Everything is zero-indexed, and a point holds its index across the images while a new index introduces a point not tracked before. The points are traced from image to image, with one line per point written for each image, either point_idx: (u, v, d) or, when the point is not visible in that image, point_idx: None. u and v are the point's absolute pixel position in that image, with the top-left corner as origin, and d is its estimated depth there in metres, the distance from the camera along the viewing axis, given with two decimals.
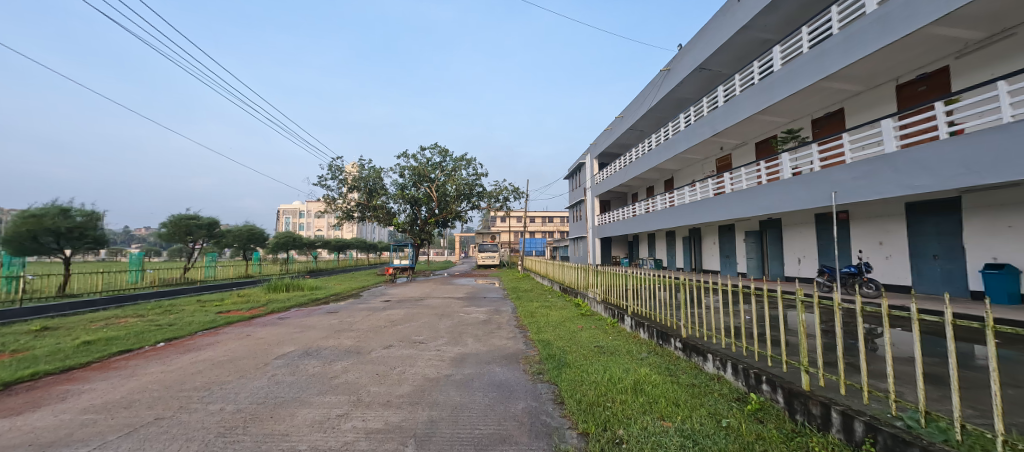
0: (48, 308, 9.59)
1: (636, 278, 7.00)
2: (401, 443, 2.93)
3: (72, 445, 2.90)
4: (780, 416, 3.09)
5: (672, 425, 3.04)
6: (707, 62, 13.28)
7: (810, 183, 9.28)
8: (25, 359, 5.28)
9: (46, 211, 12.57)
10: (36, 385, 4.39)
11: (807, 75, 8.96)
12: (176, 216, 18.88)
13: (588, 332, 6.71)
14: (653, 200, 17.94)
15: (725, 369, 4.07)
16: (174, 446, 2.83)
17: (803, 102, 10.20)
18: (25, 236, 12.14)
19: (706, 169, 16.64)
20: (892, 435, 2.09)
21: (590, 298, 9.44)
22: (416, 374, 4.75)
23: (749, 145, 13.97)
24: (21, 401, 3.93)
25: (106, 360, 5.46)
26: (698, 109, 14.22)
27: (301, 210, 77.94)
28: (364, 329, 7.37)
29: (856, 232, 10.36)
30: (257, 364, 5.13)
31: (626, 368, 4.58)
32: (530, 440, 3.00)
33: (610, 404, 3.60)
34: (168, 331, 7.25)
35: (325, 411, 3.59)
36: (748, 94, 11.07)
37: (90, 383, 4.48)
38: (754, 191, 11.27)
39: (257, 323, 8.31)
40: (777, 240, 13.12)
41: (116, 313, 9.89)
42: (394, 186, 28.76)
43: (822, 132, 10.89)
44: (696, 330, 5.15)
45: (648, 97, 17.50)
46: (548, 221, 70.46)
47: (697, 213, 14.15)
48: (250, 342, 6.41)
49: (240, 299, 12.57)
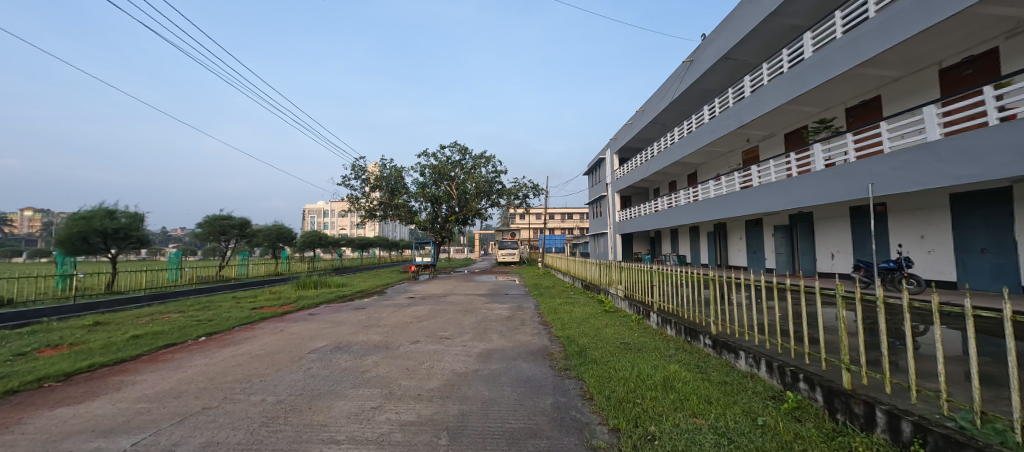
0: (98, 304, 10.18)
1: (662, 275, 6.89)
2: (434, 435, 3.00)
3: (130, 431, 3.09)
4: (818, 415, 3.00)
5: (705, 423, 2.99)
6: (733, 52, 12.86)
7: (843, 174, 8.90)
8: (83, 351, 5.67)
9: (94, 214, 13.30)
10: (93, 376, 4.71)
11: (841, 62, 8.56)
12: (210, 217, 19.70)
13: (612, 329, 6.63)
14: (676, 195, 17.57)
15: (759, 366, 3.99)
16: (223, 435, 2.98)
17: (836, 90, 9.76)
18: (77, 237, 12.88)
19: (731, 163, 16.21)
20: (944, 436, 2.00)
21: (613, 295, 9.35)
22: (445, 369, 4.83)
23: (777, 136, 13.48)
24: (82, 390, 4.23)
25: (154, 353, 5.77)
26: (723, 100, 13.81)
27: (326, 209, 81.09)
28: (390, 326, 7.50)
29: (895, 226, 9.90)
30: (293, 358, 5.30)
31: (655, 365, 4.51)
32: (559, 435, 3.01)
33: (640, 400, 3.57)
34: (208, 326, 7.59)
35: (359, 404, 3.70)
36: (776, 83, 10.67)
37: (142, 374, 4.77)
38: (783, 185, 10.90)
39: (289, 319, 8.59)
40: (808, 235, 12.71)
41: (159, 309, 10.44)
42: (414, 185, 29.25)
43: (856, 121, 10.43)
44: (727, 327, 5.04)
45: (670, 89, 17.13)
46: (568, 217, 70.10)
47: (723, 207, 13.79)
48: (283, 337, 6.64)
49: (272, 295, 13.05)
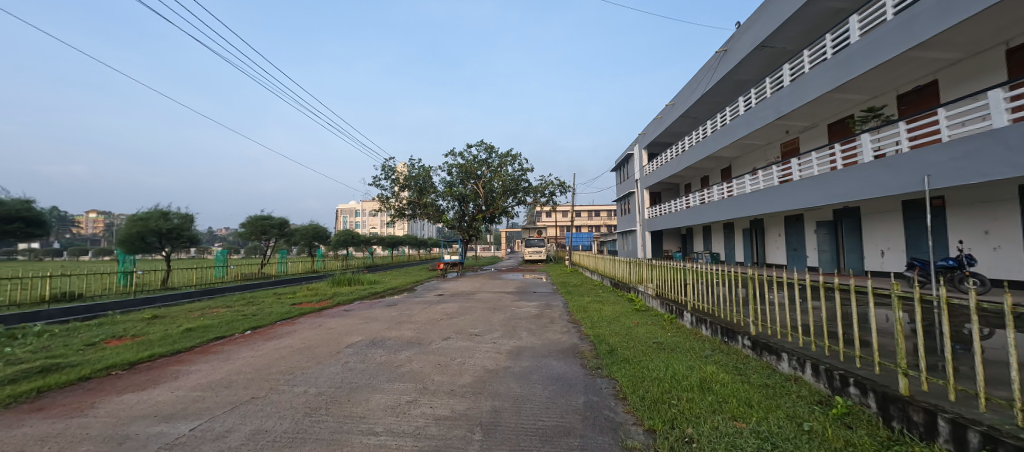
0: (156, 299, 11.02)
1: (696, 273, 6.70)
2: (468, 430, 3.05)
3: (188, 417, 3.34)
4: (871, 422, 2.82)
5: (746, 426, 2.89)
6: (770, 39, 12.25)
7: (894, 166, 8.30)
8: (145, 342, 6.16)
9: (150, 215, 14.38)
10: (154, 365, 5.11)
11: (891, 46, 7.99)
12: (253, 218, 20.85)
13: (644, 328, 6.49)
14: (709, 191, 16.97)
15: (804, 369, 3.80)
16: (271, 423, 3.16)
17: (887, 76, 9.11)
18: (136, 237, 13.96)
19: (769, 156, 15.46)
20: (1016, 447, 1.83)
21: (644, 293, 9.16)
22: (476, 365, 4.90)
23: (820, 127, 12.73)
24: (144, 378, 4.59)
25: (205, 345, 6.18)
26: (760, 90, 13.19)
27: (357, 209, 84.03)
28: (422, 322, 7.70)
29: (956, 221, 9.14)
30: (332, 351, 5.54)
31: (690, 365, 4.39)
32: (593, 434, 2.99)
33: (676, 401, 3.49)
34: (253, 320, 8.06)
35: (395, 397, 3.81)
36: (818, 71, 10.09)
37: (196, 364, 5.12)
38: (826, 178, 10.30)
39: (326, 315, 8.97)
40: (855, 231, 11.97)
41: (209, 304, 11.16)
42: (442, 184, 29.80)
43: (909, 109, 9.70)
44: (768, 328, 4.82)
45: (703, 81, 16.55)
46: (595, 215, 69.42)
47: (760, 202, 13.20)
48: (322, 332, 6.95)
49: (310, 292, 13.67)
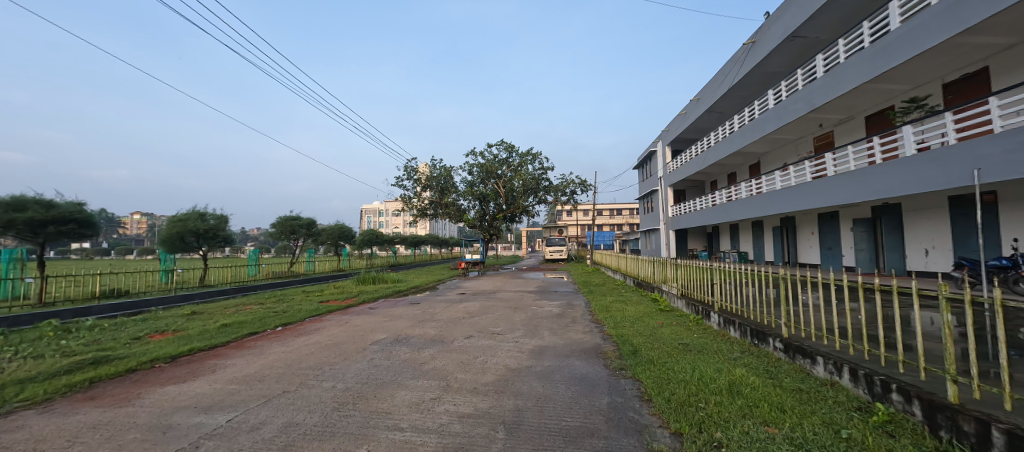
0: (195, 295, 11.65)
1: (723, 273, 6.51)
2: (491, 429, 3.08)
3: (225, 409, 3.52)
4: (916, 431, 2.66)
5: (779, 432, 2.79)
6: (802, 29, 11.72)
7: (939, 159, 7.79)
8: (185, 337, 6.53)
9: (189, 216, 15.19)
10: (193, 359, 5.40)
11: (935, 32, 7.49)
12: (282, 218, 21.68)
13: (669, 329, 6.37)
14: (736, 188, 16.42)
15: (841, 374, 3.63)
16: (301, 416, 3.29)
17: (932, 64, 8.55)
18: (176, 237, 14.78)
19: (802, 151, 14.80)
20: None
21: (669, 294, 8.96)
22: (498, 364, 4.94)
23: (857, 119, 12.08)
24: (184, 371, 4.87)
25: (240, 341, 6.49)
26: (790, 82, 12.65)
27: (381, 210, 86.02)
28: (444, 320, 7.82)
29: (1010, 217, 8.50)
30: (357, 348, 5.70)
31: (718, 368, 4.28)
32: (618, 435, 2.97)
33: (703, 405, 3.41)
34: (283, 317, 8.41)
35: (419, 394, 3.90)
36: (855, 61, 9.59)
37: (231, 358, 5.38)
38: (864, 173, 9.78)
39: (352, 312, 9.25)
40: (897, 229, 11.32)
41: (242, 301, 11.70)
42: (463, 184, 30.11)
43: (957, 98, 9.06)
44: (802, 330, 4.63)
45: (729, 75, 16.03)
46: (616, 214, 68.34)
47: (792, 199, 12.67)
48: (348, 329, 7.17)
49: (336, 290, 14.11)
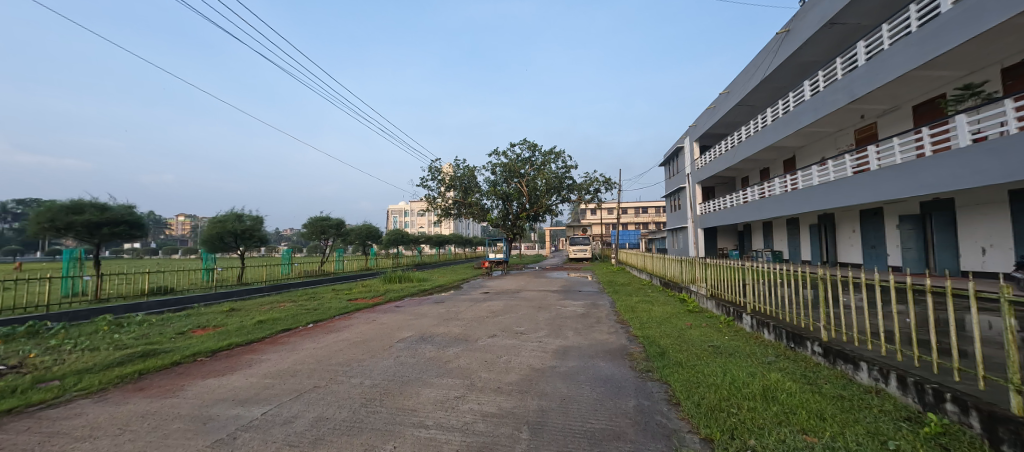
0: (233, 293, 12.33)
1: (756, 273, 6.27)
2: (515, 428, 3.11)
3: (261, 402, 3.72)
4: (973, 444, 2.48)
5: (818, 441, 2.68)
6: (841, 15, 11.07)
7: (998, 150, 7.18)
8: (225, 332, 6.93)
9: (227, 217, 16.05)
10: (232, 353, 5.72)
11: (992, 13, 6.91)
12: (312, 219, 22.53)
13: (699, 330, 6.21)
14: (769, 183, 15.75)
15: (888, 381, 3.44)
16: (331, 411, 3.43)
17: (989, 48, 7.89)
18: (216, 237, 15.66)
19: (841, 143, 13.99)
20: None
21: (697, 294, 8.70)
22: (522, 363, 4.96)
23: (904, 109, 11.30)
24: (224, 364, 5.17)
25: (275, 337, 6.82)
26: (829, 72, 11.97)
27: (406, 209, 87.94)
28: (469, 319, 7.92)
29: None
30: (384, 346, 5.87)
31: (751, 372, 4.14)
32: (644, 439, 2.93)
33: (735, 410, 3.30)
34: (314, 314, 8.77)
35: (444, 392, 3.97)
36: (901, 48, 8.97)
37: (266, 353, 5.68)
38: (911, 167, 9.15)
39: (380, 310, 9.54)
40: (949, 226, 10.53)
41: (276, 299, 12.29)
42: (486, 183, 30.33)
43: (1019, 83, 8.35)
44: (844, 333, 4.40)
45: (761, 66, 15.34)
46: (641, 212, 66.82)
47: (831, 195, 12.02)
48: (376, 327, 7.39)
49: (364, 288, 14.56)
